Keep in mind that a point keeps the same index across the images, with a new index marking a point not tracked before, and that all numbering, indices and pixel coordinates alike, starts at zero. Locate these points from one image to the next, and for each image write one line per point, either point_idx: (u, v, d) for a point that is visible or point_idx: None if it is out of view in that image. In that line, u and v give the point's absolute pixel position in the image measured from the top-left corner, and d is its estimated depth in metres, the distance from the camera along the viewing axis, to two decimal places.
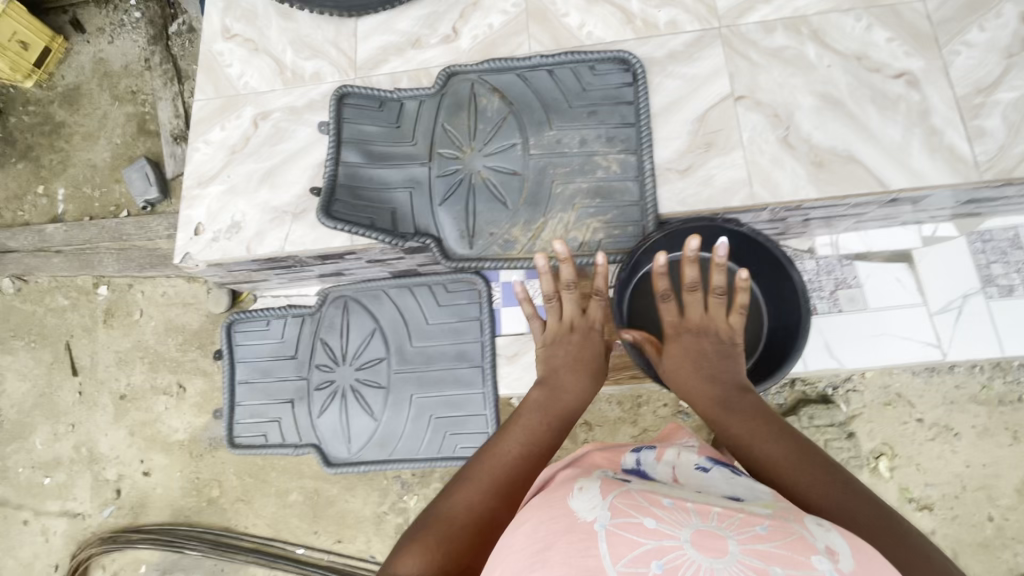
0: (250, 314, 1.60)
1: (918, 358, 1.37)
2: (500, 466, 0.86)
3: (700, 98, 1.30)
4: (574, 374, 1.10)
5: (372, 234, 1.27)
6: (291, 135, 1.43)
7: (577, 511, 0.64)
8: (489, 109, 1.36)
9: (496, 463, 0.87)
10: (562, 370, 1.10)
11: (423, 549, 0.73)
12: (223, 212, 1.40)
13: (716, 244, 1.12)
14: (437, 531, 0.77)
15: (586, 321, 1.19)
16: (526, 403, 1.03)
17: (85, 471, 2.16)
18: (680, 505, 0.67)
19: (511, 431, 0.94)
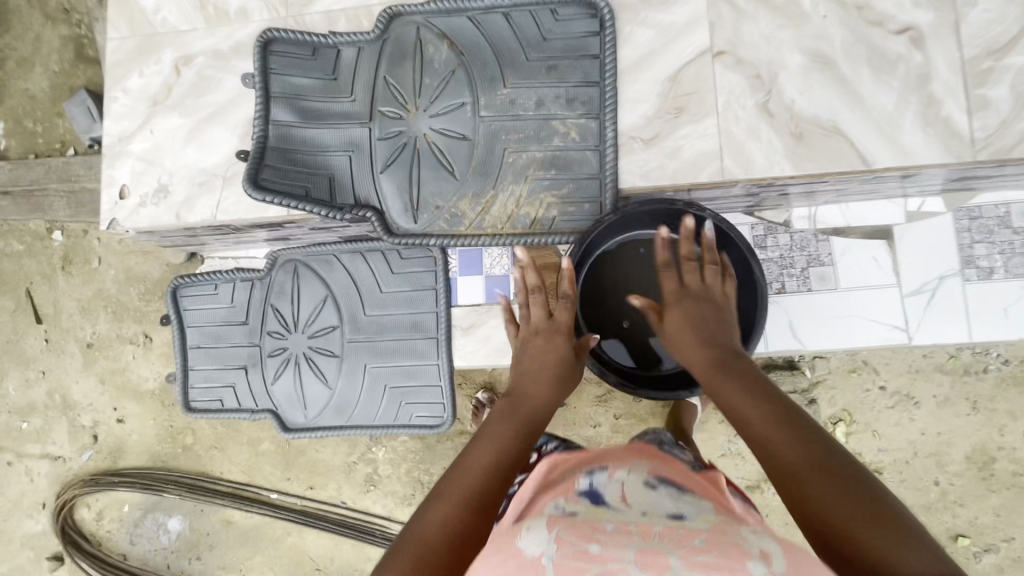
0: (196, 278, 1.53)
1: (885, 342, 1.33)
2: (473, 482, 0.79)
3: (675, 52, 1.14)
4: (538, 382, 0.98)
5: (306, 205, 1.17)
6: (216, 85, 1.27)
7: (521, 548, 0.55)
8: (436, 59, 1.20)
9: (467, 480, 0.80)
10: (526, 377, 0.99)
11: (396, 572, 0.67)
12: (148, 174, 1.28)
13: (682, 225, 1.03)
14: (410, 553, 0.70)
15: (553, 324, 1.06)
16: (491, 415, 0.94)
17: (61, 416, 2.19)
18: (623, 529, 0.59)
19: (480, 442, 0.87)
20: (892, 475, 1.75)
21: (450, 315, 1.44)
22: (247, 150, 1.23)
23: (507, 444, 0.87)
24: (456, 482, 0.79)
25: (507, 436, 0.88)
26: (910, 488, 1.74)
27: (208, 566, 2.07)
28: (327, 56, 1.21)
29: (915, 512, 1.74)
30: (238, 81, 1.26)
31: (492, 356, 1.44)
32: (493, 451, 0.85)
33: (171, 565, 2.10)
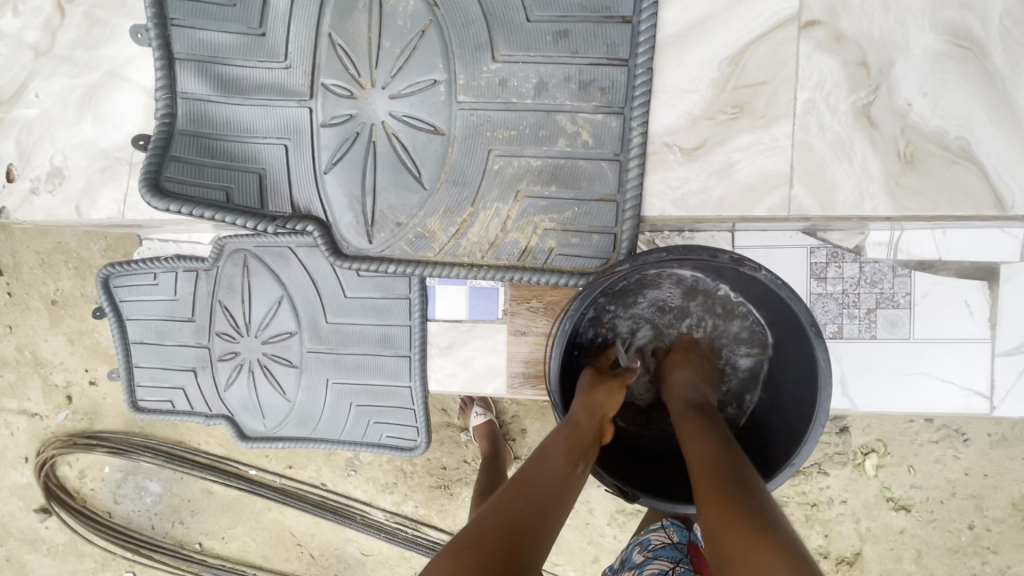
0: (130, 266, 1.30)
1: (958, 408, 1.06)
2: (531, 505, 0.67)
3: (742, 21, 0.79)
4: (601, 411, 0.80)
5: (226, 215, 0.89)
6: (115, 33, 0.95)
7: None
8: (400, 13, 0.85)
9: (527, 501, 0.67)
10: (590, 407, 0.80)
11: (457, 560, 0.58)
12: (37, 152, 1.00)
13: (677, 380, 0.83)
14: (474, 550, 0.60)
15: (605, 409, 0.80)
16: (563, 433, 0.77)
17: (33, 374, 2.08)
18: None
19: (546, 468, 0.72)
20: (922, 515, 1.56)
21: (425, 331, 1.21)
22: (154, 131, 0.94)
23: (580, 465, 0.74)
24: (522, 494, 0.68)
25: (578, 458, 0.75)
26: (940, 530, 1.56)
27: (191, 531, 2.05)
28: (249, 2, 0.87)
29: (941, 554, 1.56)
30: (138, 33, 0.93)
31: (472, 383, 1.22)
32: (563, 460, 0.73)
33: (156, 526, 2.08)
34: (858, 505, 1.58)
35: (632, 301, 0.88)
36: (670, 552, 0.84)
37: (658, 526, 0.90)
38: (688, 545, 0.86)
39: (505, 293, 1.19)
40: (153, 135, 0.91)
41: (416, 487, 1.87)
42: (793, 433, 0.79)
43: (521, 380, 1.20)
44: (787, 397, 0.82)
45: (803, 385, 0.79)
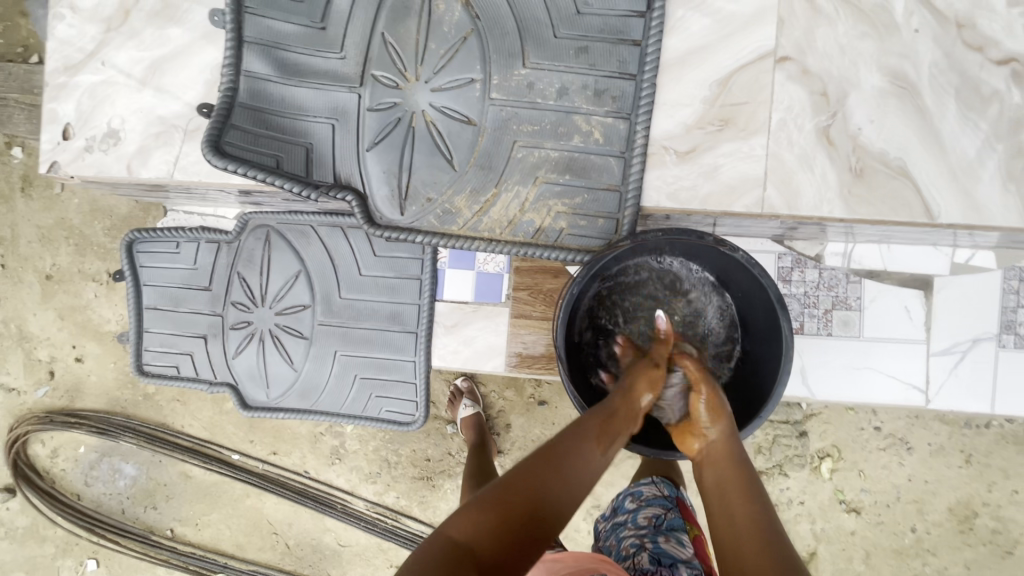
0: (154, 233, 1.36)
1: (899, 401, 1.22)
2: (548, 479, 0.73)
3: (730, 52, 0.96)
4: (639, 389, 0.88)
5: (276, 179, 1.00)
6: (185, 16, 1.07)
7: None
8: (446, 21, 1.00)
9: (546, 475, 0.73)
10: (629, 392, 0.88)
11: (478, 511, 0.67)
12: (96, 114, 1.09)
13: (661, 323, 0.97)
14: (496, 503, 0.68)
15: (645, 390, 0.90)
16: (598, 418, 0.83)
17: (15, 348, 2.07)
18: None
19: (574, 444, 0.79)
20: (870, 517, 1.70)
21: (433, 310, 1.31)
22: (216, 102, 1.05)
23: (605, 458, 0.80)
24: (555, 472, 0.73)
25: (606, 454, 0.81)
26: (886, 532, 1.70)
27: (163, 516, 2.02)
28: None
29: (887, 555, 1.69)
30: (210, 17, 1.05)
31: (472, 360, 1.32)
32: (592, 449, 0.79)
33: (126, 511, 2.04)
34: (814, 506, 1.71)
35: (626, 277, 1.02)
36: (662, 501, 1.01)
37: (651, 481, 1.07)
38: (676, 498, 1.04)
39: (508, 280, 1.32)
40: (214, 105, 1.02)
41: (399, 478, 1.91)
42: (760, 395, 0.91)
43: (519, 360, 1.30)
44: (757, 368, 0.94)
45: (770, 355, 0.91)
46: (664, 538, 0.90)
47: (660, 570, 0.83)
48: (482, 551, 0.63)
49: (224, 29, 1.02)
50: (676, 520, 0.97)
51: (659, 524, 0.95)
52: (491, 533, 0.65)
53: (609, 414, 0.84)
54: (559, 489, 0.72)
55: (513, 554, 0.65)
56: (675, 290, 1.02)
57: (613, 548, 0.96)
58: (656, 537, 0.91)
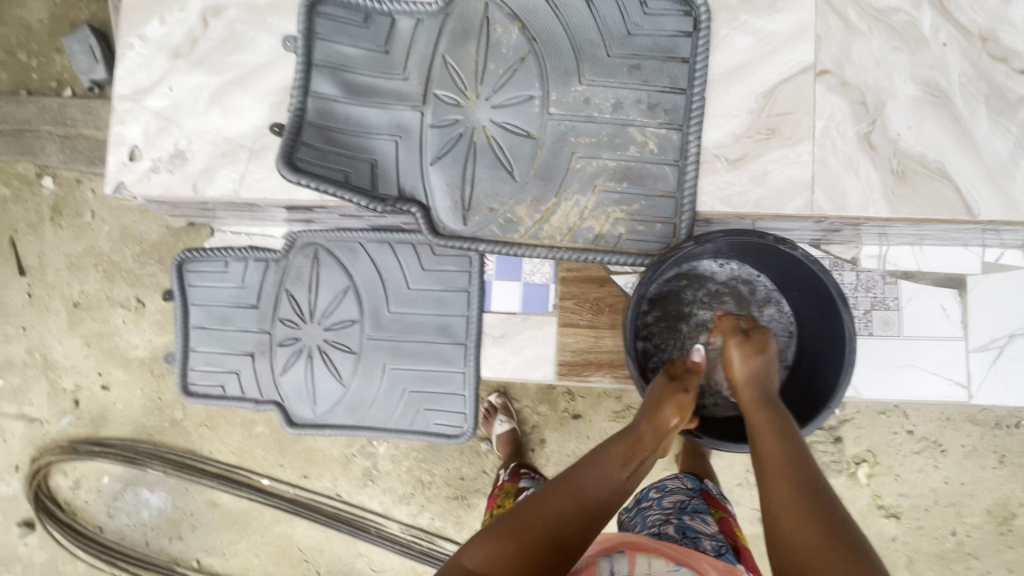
0: (204, 253, 1.39)
1: (942, 398, 1.26)
2: (563, 504, 0.77)
3: (773, 67, 1.03)
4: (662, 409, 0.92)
5: (345, 193, 1.04)
6: (251, 43, 1.12)
7: None
8: (504, 43, 1.06)
9: (561, 500, 0.78)
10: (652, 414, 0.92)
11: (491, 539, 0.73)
12: (163, 136, 1.13)
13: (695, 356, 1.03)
14: (509, 530, 0.74)
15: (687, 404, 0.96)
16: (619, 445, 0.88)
17: (40, 377, 2.05)
18: None
19: (594, 469, 0.83)
20: (910, 522, 1.71)
21: (482, 321, 1.33)
22: (284, 123, 1.10)
23: (627, 476, 0.84)
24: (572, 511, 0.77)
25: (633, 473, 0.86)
26: (926, 536, 1.70)
27: (189, 547, 1.98)
28: (380, 26, 1.07)
29: (928, 560, 1.70)
30: (279, 44, 1.12)
31: (521, 370, 1.34)
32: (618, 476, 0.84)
33: (150, 542, 2.00)
34: (853, 513, 1.73)
35: (685, 282, 1.08)
36: (687, 491, 1.06)
37: (675, 475, 1.11)
38: (700, 488, 1.09)
39: (554, 289, 1.35)
40: (284, 125, 1.07)
41: (433, 498, 1.89)
42: (824, 388, 0.95)
43: (567, 368, 1.32)
44: (817, 364, 0.99)
45: (830, 347, 0.96)
46: (689, 516, 0.97)
47: (686, 538, 0.89)
48: None
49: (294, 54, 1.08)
50: (700, 505, 1.03)
51: (684, 505, 1.00)
52: (506, 560, 0.70)
53: (633, 437, 0.89)
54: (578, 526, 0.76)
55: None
56: (730, 293, 1.07)
57: (636, 526, 0.99)
58: (681, 515, 0.97)
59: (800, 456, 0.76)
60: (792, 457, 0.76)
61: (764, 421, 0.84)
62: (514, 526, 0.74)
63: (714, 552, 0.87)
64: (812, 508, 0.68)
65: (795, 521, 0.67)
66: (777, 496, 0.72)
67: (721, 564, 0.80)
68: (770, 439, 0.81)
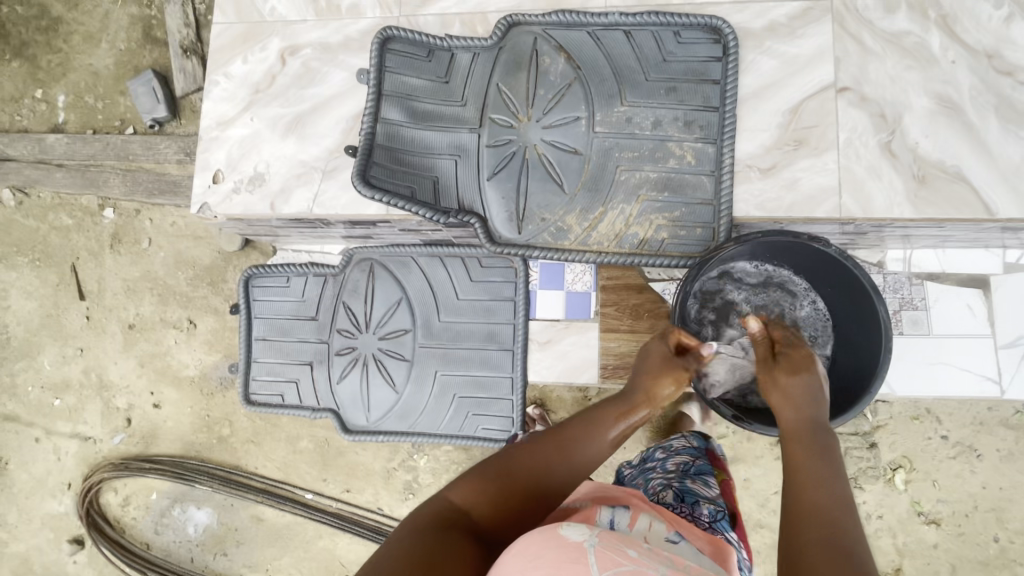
0: (269, 269, 1.50)
1: (975, 394, 1.30)
2: (551, 460, 0.88)
3: (797, 87, 1.14)
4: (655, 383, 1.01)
5: (411, 207, 1.15)
6: (324, 78, 1.26)
7: (568, 534, 0.67)
8: (552, 71, 1.19)
9: (550, 456, 0.88)
10: (646, 383, 1.00)
11: (476, 480, 0.82)
12: (244, 161, 1.26)
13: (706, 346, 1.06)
14: (496, 474, 0.84)
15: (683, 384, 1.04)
16: (612, 410, 0.97)
17: (95, 396, 2.15)
18: (645, 557, 0.68)
19: (584, 429, 0.93)
20: (950, 528, 1.71)
21: (528, 328, 1.41)
22: (354, 146, 1.22)
23: (612, 437, 0.94)
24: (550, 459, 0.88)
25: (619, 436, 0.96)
26: (968, 543, 1.70)
27: (233, 563, 2.02)
28: (441, 60, 1.20)
29: (972, 567, 1.69)
30: (351, 78, 1.26)
31: (566, 374, 1.42)
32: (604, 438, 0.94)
33: (195, 559, 2.04)
34: (893, 520, 1.74)
35: (725, 284, 1.16)
36: (691, 450, 1.16)
37: (681, 435, 1.21)
38: (704, 449, 1.18)
39: (596, 297, 1.42)
40: (356, 147, 1.19)
41: None
42: (864, 378, 1.01)
43: (609, 372, 1.38)
44: (856, 356, 1.05)
45: (866, 338, 1.03)
46: (691, 480, 1.06)
47: (683, 505, 0.97)
48: (476, 517, 0.79)
49: (365, 86, 1.21)
50: (704, 466, 1.12)
51: (687, 469, 1.10)
52: (488, 501, 0.81)
53: (630, 404, 0.98)
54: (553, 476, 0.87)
55: (508, 522, 0.81)
56: (767, 293, 1.15)
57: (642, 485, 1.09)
58: (684, 480, 1.06)
59: (847, 516, 0.66)
60: (829, 492, 0.70)
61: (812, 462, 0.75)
62: (499, 465, 0.85)
63: (711, 516, 0.97)
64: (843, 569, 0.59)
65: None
66: (809, 549, 0.63)
67: (708, 536, 0.86)
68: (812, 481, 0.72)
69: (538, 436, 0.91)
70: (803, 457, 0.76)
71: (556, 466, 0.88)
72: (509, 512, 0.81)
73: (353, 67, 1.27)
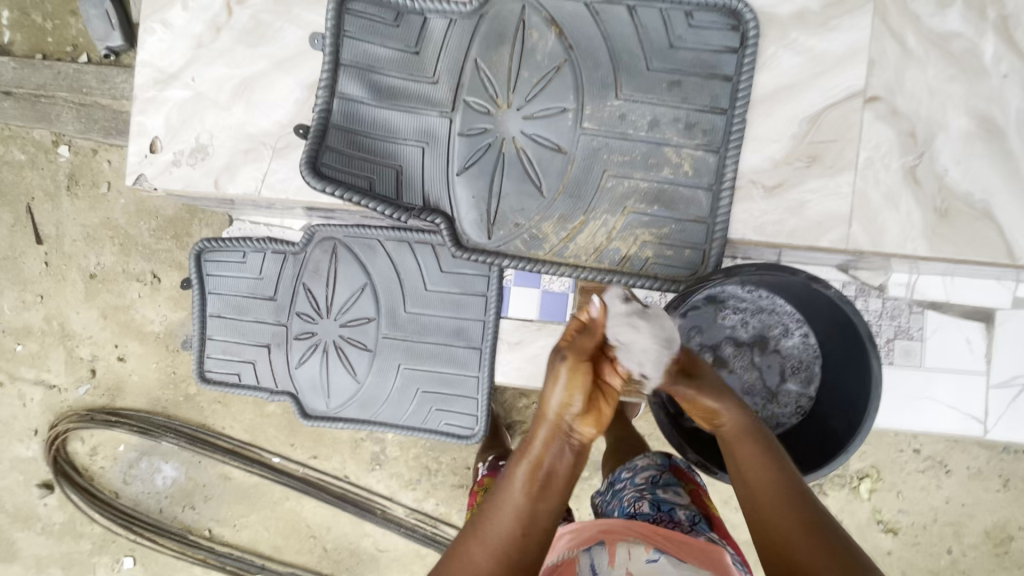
0: (222, 243, 1.39)
1: (956, 431, 1.25)
2: (472, 568, 0.66)
3: (820, 92, 0.98)
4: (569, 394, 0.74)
5: (368, 201, 1.02)
6: (276, 35, 1.09)
7: None
8: (539, 49, 1.02)
9: (468, 563, 0.67)
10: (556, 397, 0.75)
11: None
12: (184, 129, 1.11)
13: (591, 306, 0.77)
14: None
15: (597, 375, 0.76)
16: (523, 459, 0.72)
17: (58, 345, 2.09)
18: None
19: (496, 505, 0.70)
20: (907, 538, 1.73)
21: (498, 327, 1.33)
22: (309, 124, 1.07)
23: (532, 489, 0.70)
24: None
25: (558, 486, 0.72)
26: (921, 552, 1.73)
27: (201, 516, 2.04)
28: (410, 25, 1.03)
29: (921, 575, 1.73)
30: (309, 40, 1.08)
31: (535, 377, 1.34)
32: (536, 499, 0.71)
33: (164, 511, 2.06)
34: (852, 526, 1.75)
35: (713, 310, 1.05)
36: (657, 466, 1.03)
37: (644, 453, 1.09)
38: (670, 466, 1.04)
39: (574, 299, 1.32)
40: (309, 126, 1.05)
41: (439, 485, 1.93)
42: (842, 429, 0.93)
43: None
44: (839, 403, 0.96)
45: (851, 385, 0.94)
46: (662, 490, 0.96)
47: (661, 513, 0.89)
48: None
49: (321, 51, 1.04)
50: (672, 477, 1.01)
51: (656, 480, 1.00)
52: None
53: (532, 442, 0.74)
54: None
55: None
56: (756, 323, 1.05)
57: (617, 507, 1.00)
58: (655, 491, 0.96)
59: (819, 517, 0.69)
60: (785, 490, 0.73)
61: (752, 453, 0.79)
62: None
63: (689, 522, 0.88)
64: (827, 546, 0.64)
65: (812, 560, 0.63)
66: (784, 535, 0.67)
67: (696, 544, 0.80)
68: (760, 470, 0.76)
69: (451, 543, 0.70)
70: (743, 451, 0.80)
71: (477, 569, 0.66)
72: None
73: (310, 23, 1.08)
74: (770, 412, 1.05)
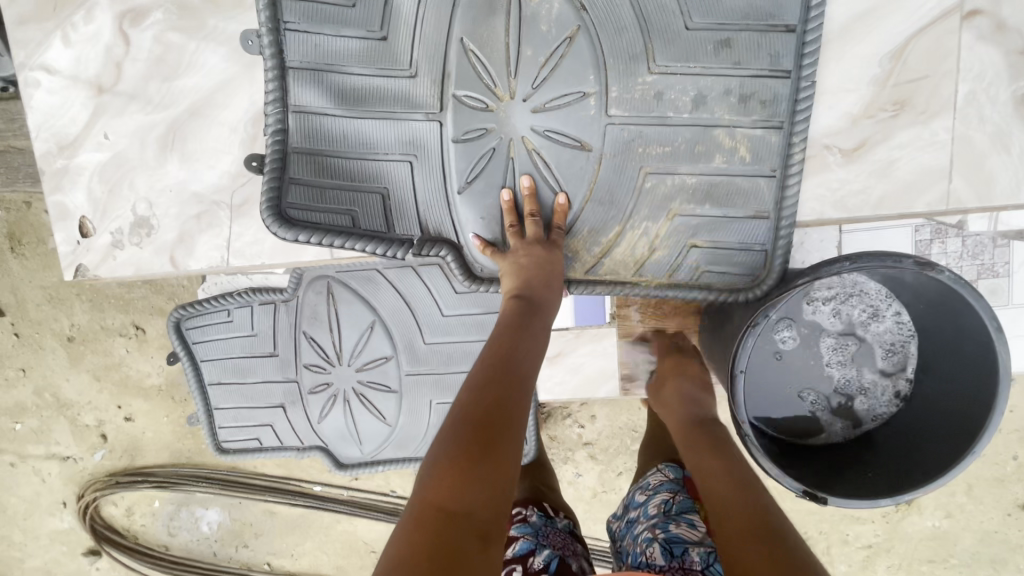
0: (201, 306, 1.22)
1: None
2: (479, 428, 0.61)
3: (904, 15, 0.77)
4: (542, 291, 0.80)
5: (353, 243, 0.82)
6: (194, 62, 0.86)
7: None
8: (543, 17, 0.79)
9: (473, 424, 0.62)
10: (525, 287, 0.80)
11: (424, 529, 0.52)
12: (116, 201, 0.90)
13: (526, 181, 0.82)
14: (441, 498, 0.55)
15: (525, 251, 0.81)
16: (503, 343, 0.74)
17: (58, 417, 1.70)
18: None
19: (483, 376, 0.69)
20: None
21: None
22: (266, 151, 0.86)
23: (523, 373, 0.71)
24: (463, 427, 0.61)
25: (522, 337, 0.76)
26: None
27: (257, 552, 1.79)
28: (370, 2, 0.78)
29: None
30: (240, 40, 0.84)
31: (582, 390, 1.20)
32: (500, 349, 0.73)
33: (218, 554, 1.80)
34: None
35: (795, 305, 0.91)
36: (669, 485, 0.95)
37: (656, 469, 1.01)
38: (682, 479, 0.97)
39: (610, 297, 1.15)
40: (265, 154, 0.83)
41: None
42: (957, 426, 0.82)
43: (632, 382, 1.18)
44: (949, 395, 0.84)
45: (964, 372, 0.82)
46: (675, 523, 0.84)
47: (672, 561, 0.76)
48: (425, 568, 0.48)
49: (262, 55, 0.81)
50: (685, 502, 0.91)
51: (669, 509, 0.88)
52: (434, 546, 0.50)
53: (509, 330, 0.76)
54: (476, 436, 0.60)
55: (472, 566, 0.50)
56: (844, 311, 0.91)
57: (629, 548, 0.88)
58: (667, 525, 0.84)
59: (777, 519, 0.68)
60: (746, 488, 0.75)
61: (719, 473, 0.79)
62: (432, 505, 0.55)
63: (704, 567, 0.75)
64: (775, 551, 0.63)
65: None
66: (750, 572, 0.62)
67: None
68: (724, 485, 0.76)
69: (448, 421, 0.64)
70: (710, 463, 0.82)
71: (488, 432, 0.61)
72: (474, 527, 0.53)
73: (247, 30, 0.84)
74: (870, 405, 0.93)
